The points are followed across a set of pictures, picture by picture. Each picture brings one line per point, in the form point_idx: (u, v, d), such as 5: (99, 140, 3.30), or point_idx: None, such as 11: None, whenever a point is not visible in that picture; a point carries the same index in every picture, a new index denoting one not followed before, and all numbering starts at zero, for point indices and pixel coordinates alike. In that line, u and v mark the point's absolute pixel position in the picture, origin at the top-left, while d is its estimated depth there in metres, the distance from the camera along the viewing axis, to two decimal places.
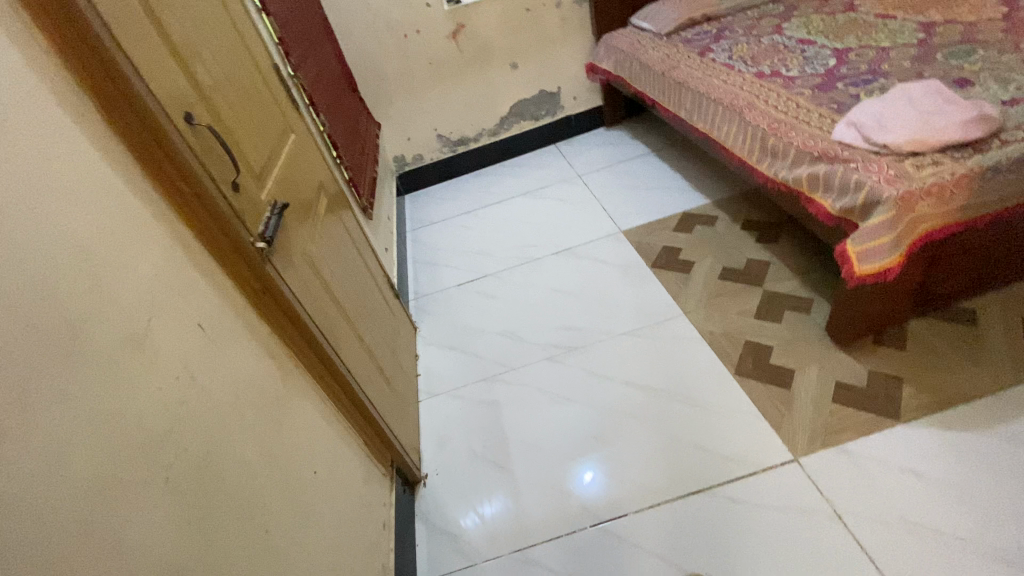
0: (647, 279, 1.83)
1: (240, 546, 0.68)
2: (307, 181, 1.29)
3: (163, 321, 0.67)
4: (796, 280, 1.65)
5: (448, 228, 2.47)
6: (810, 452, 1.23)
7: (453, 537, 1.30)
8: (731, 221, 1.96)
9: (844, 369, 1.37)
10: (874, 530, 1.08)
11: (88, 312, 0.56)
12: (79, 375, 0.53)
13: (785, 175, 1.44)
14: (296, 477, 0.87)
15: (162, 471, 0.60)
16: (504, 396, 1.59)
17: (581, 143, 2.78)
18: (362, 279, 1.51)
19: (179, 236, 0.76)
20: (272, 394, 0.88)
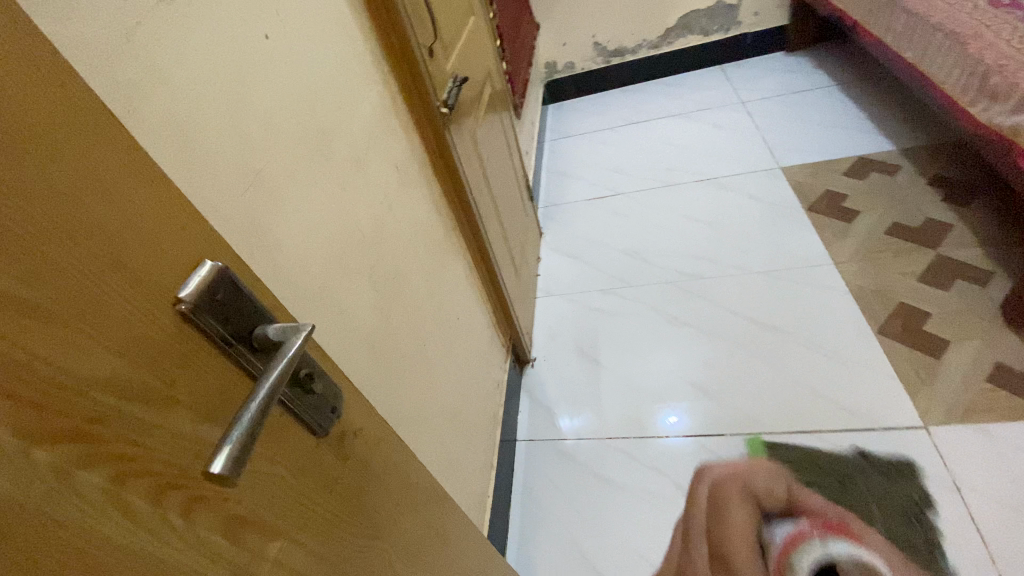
0: (796, 221, 1.70)
1: (406, 346, 0.82)
2: (480, 64, 1.36)
3: (374, 151, 0.79)
4: (980, 249, 1.44)
5: (590, 140, 2.45)
6: (943, 423, 1.14)
7: (550, 413, 1.43)
8: (917, 172, 1.72)
9: (1013, 350, 1.22)
10: (996, 511, 1.02)
11: (331, 125, 0.68)
12: (324, 173, 0.66)
13: (1001, 122, 1.21)
14: (444, 316, 1.01)
15: (366, 268, 0.73)
16: (619, 307, 1.64)
17: (752, 67, 2.52)
18: (506, 170, 1.59)
19: (388, 87, 0.87)
20: (435, 241, 1.01)
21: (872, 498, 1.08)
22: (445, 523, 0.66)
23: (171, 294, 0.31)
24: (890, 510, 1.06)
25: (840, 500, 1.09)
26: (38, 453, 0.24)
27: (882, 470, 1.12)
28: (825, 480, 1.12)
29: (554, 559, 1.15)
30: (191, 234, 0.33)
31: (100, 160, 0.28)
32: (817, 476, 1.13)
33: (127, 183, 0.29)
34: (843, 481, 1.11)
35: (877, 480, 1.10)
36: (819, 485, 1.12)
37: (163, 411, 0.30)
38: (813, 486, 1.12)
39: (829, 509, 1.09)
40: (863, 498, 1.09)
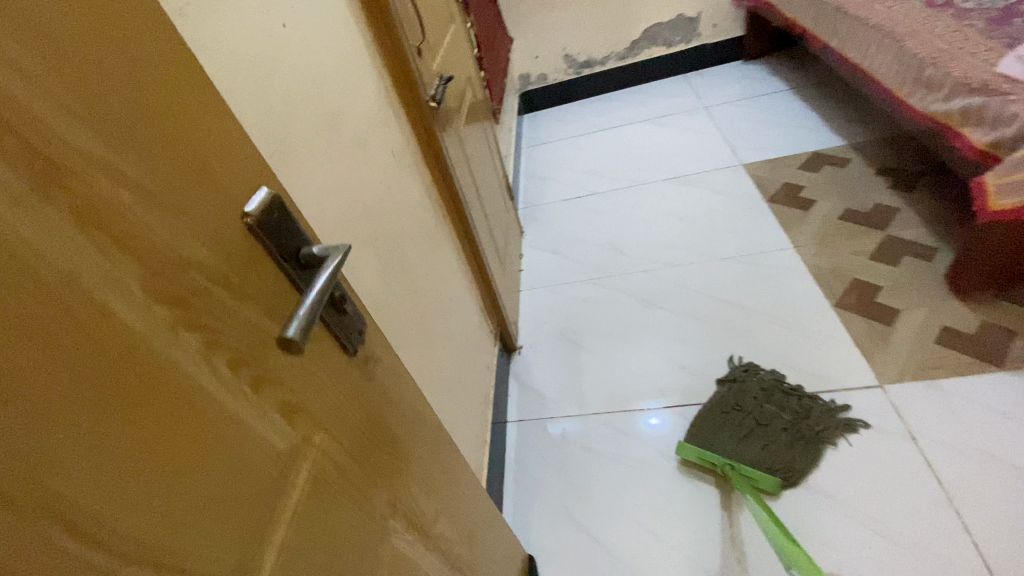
0: (758, 211, 1.83)
1: (406, 315, 0.89)
2: (461, 68, 1.45)
3: (373, 135, 0.87)
4: (923, 229, 1.58)
5: (564, 146, 2.57)
6: (897, 381, 1.25)
7: (538, 395, 1.50)
8: (865, 164, 1.87)
9: (955, 315, 1.34)
10: (947, 454, 1.12)
11: (336, 106, 0.76)
12: (332, 151, 0.73)
13: (934, 108, 1.36)
14: (438, 294, 1.07)
15: (370, 239, 0.80)
16: (599, 296, 1.73)
17: (712, 75, 2.69)
18: (489, 169, 1.68)
19: (383, 80, 0.95)
20: (428, 225, 1.08)
21: (758, 400, 1.28)
22: (450, 463, 0.72)
23: (239, 209, 0.38)
24: (775, 401, 1.27)
25: (749, 419, 1.25)
26: (155, 307, 0.30)
27: (740, 381, 1.34)
28: (731, 415, 1.26)
29: (548, 526, 1.22)
30: (252, 163, 0.39)
31: (197, 102, 0.35)
32: (726, 420, 1.26)
33: (214, 120, 0.36)
34: (736, 406, 1.28)
35: (746, 386, 1.32)
36: (733, 423, 1.25)
37: (235, 301, 0.36)
38: (733, 431, 1.24)
39: (758, 431, 1.22)
40: (755, 403, 1.28)
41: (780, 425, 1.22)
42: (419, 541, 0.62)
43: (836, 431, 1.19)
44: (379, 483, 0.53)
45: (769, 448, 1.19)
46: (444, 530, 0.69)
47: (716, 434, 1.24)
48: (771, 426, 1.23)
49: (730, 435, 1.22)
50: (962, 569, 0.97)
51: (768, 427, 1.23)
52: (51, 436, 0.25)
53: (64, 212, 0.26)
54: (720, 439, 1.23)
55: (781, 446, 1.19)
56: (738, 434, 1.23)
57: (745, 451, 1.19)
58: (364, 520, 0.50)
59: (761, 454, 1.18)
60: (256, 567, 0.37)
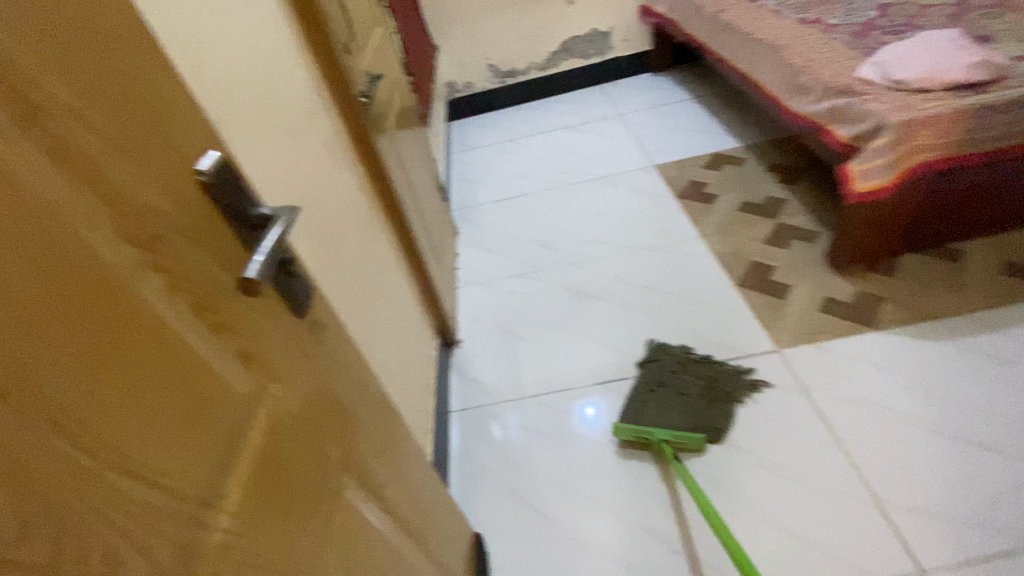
0: (672, 206, 2.00)
1: (347, 299, 0.91)
2: (389, 70, 1.49)
3: (304, 124, 0.89)
4: (808, 216, 1.81)
5: (492, 151, 2.65)
6: (791, 345, 1.43)
7: (479, 385, 1.54)
8: (758, 162, 2.11)
9: (835, 287, 1.55)
10: (834, 402, 1.29)
11: (270, 94, 0.78)
12: (268, 136, 0.75)
13: (809, 109, 1.58)
14: (377, 283, 1.10)
15: (309, 223, 0.82)
16: (533, 289, 1.82)
17: (626, 85, 2.89)
18: (421, 169, 1.72)
19: (313, 74, 0.98)
20: (364, 216, 1.11)
21: (676, 372, 1.40)
22: (399, 432, 0.75)
23: (191, 167, 0.41)
24: (691, 371, 1.40)
25: (672, 390, 1.36)
26: (122, 246, 0.33)
27: (659, 359, 1.45)
28: (654, 390, 1.36)
29: (495, 504, 1.27)
30: (202, 127, 0.42)
31: (150, 66, 0.38)
32: (650, 396, 1.36)
33: (167, 85, 0.39)
34: (657, 382, 1.38)
35: (663, 363, 1.43)
36: (659, 396, 1.35)
37: (194, 250, 0.39)
38: (657, 403, 1.33)
39: (682, 399, 1.33)
40: (674, 376, 1.39)
41: (698, 391, 1.34)
42: (374, 501, 0.64)
43: (744, 391, 1.35)
44: (336, 442, 0.55)
45: (692, 412, 1.30)
46: (396, 495, 0.71)
47: (646, 409, 1.33)
48: (691, 393, 1.34)
49: (659, 406, 1.31)
50: (850, 496, 1.13)
51: (689, 393, 1.34)
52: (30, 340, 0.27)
53: (36, 145, 0.29)
54: (650, 413, 1.31)
55: (703, 409, 1.30)
56: (665, 404, 1.32)
57: (674, 418, 1.28)
58: (323, 474, 0.52)
59: (686, 418, 1.29)
60: (222, 499, 0.39)
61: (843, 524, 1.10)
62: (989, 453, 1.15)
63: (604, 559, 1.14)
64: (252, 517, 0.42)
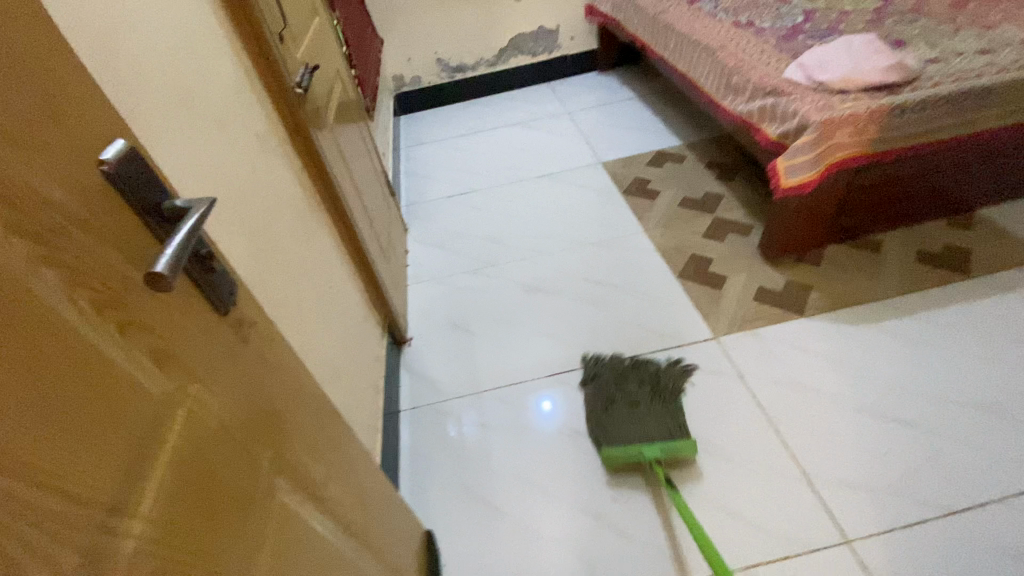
0: (618, 201, 2.05)
1: (283, 297, 0.88)
2: (329, 62, 1.45)
3: (232, 115, 0.85)
4: (743, 210, 1.91)
5: (441, 146, 2.63)
6: (728, 333, 1.50)
7: (429, 382, 1.53)
8: (698, 159, 2.19)
9: (768, 277, 1.64)
10: (767, 385, 1.37)
11: (192, 83, 0.74)
12: (191, 127, 0.72)
13: (741, 108, 1.66)
14: (318, 280, 1.07)
15: (238, 217, 0.79)
16: (483, 285, 1.82)
17: (574, 83, 2.94)
18: (366, 164, 1.69)
19: (243, 64, 0.94)
20: (302, 212, 1.07)
21: (620, 386, 1.39)
22: (340, 431, 0.73)
23: (93, 156, 0.38)
24: (633, 380, 1.39)
25: (625, 403, 1.34)
26: (11, 239, 0.31)
27: (597, 377, 1.43)
28: (610, 409, 1.33)
29: (446, 500, 1.27)
30: (106, 114, 0.40)
31: (47, 48, 0.35)
32: (609, 415, 1.32)
33: (67, 70, 0.37)
34: (605, 399, 1.35)
35: (603, 381, 1.41)
36: (619, 413, 1.31)
37: (96, 244, 0.37)
38: (624, 420, 1.29)
39: (641, 410, 1.31)
40: (619, 389, 1.38)
41: (648, 397, 1.34)
42: (312, 502, 0.62)
43: (682, 378, 1.40)
44: (267, 443, 0.54)
45: (658, 418, 1.28)
46: (338, 495, 0.69)
47: (620, 430, 1.27)
48: (642, 401, 1.33)
49: (626, 425, 1.28)
50: (780, 472, 1.20)
51: (643, 403, 1.32)
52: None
53: None
54: (627, 433, 1.26)
55: (665, 412, 1.29)
56: (629, 421, 1.29)
57: (650, 431, 1.25)
58: (253, 476, 0.50)
59: (661, 423, 1.27)
60: (135, 502, 0.37)
61: (776, 499, 1.17)
62: (903, 426, 1.25)
63: (556, 547, 1.16)
64: (171, 520, 0.40)
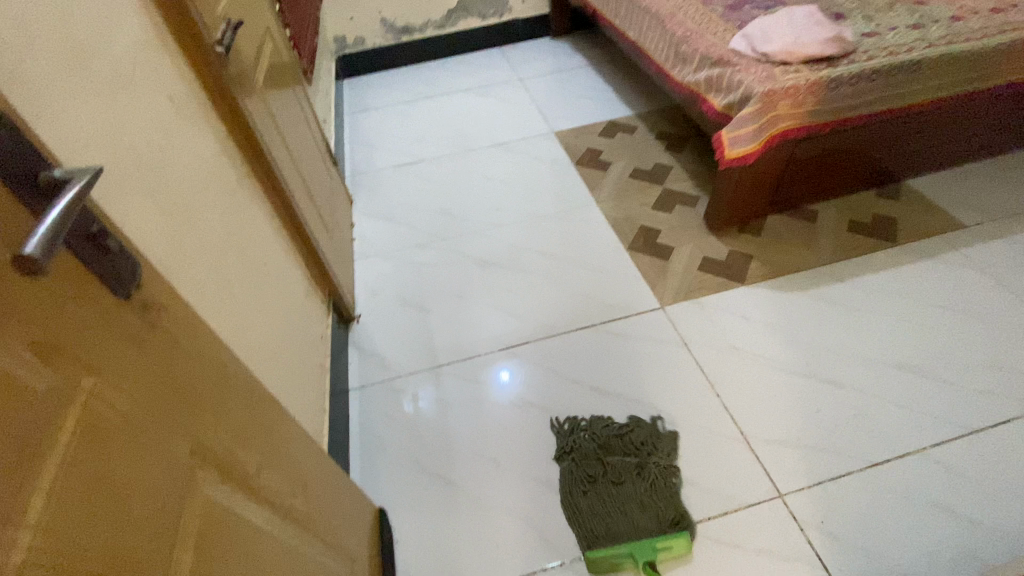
0: (569, 173, 2.04)
1: (207, 275, 0.82)
2: (257, 18, 1.33)
3: (139, 75, 0.77)
4: (691, 181, 1.94)
5: (388, 114, 2.52)
6: (674, 303, 1.54)
7: (378, 359, 1.50)
8: (649, 130, 2.20)
9: (712, 247, 1.69)
10: (710, 353, 1.42)
11: (86, 37, 0.66)
12: (86, 89, 0.64)
13: (689, 78, 1.66)
14: (250, 257, 1.01)
15: (148, 190, 0.72)
16: (433, 259, 1.78)
17: (526, 49, 2.86)
18: (305, 132, 1.58)
19: (150, 17, 0.85)
20: (229, 183, 1.00)
21: (602, 458, 1.23)
22: (276, 416, 0.70)
23: None
24: (616, 452, 1.24)
25: (608, 482, 1.20)
26: None
27: (574, 449, 1.25)
28: (592, 487, 1.19)
29: (396, 478, 1.26)
30: None
31: None
32: (591, 495, 1.18)
33: None
34: (586, 474, 1.21)
35: (583, 448, 1.25)
36: (601, 499, 1.17)
37: None
38: (608, 504, 1.16)
39: (626, 498, 1.17)
40: (599, 465, 1.22)
41: (634, 476, 1.19)
42: (243, 492, 0.59)
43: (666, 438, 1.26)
44: (185, 435, 0.50)
45: (647, 503, 1.15)
46: (273, 482, 0.66)
47: (605, 517, 1.14)
48: (628, 478, 1.19)
49: (611, 512, 1.15)
50: (721, 435, 1.26)
51: (628, 488, 1.18)
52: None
53: None
54: (613, 522, 1.13)
55: (653, 496, 1.16)
56: (614, 506, 1.15)
57: (638, 524, 1.12)
58: (168, 472, 0.46)
59: (650, 512, 1.14)
60: (15, 511, 0.33)
61: (717, 460, 1.22)
62: (832, 387, 1.33)
63: (508, 517, 1.18)
64: (68, 528, 0.36)
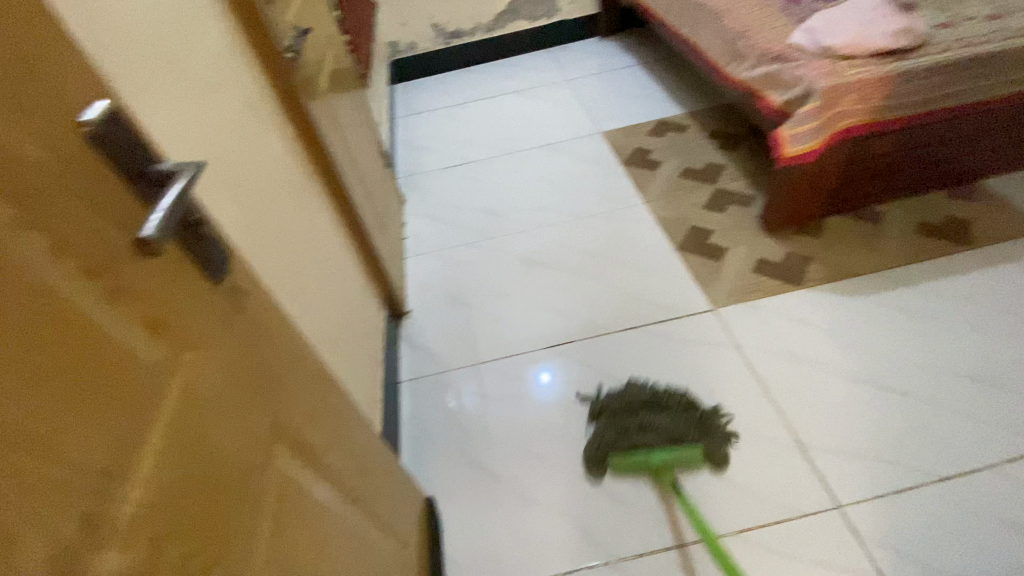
0: (618, 172, 2.03)
1: (279, 268, 0.87)
2: (321, 25, 1.40)
3: (221, 80, 0.83)
4: (745, 181, 1.88)
5: (438, 116, 2.58)
6: (727, 305, 1.50)
7: (428, 354, 1.54)
8: (701, 129, 2.15)
9: (767, 248, 1.63)
10: (765, 356, 1.37)
11: (178, 47, 0.72)
12: (178, 93, 0.70)
13: (745, 75, 1.62)
14: (314, 251, 1.06)
15: (231, 188, 0.78)
16: (481, 257, 1.81)
17: (574, 50, 2.86)
18: (362, 133, 1.65)
19: (230, 27, 0.91)
20: (296, 181, 1.06)
21: (631, 406, 1.29)
22: (341, 401, 0.73)
23: (73, 116, 0.37)
24: (641, 390, 1.32)
25: (631, 411, 1.28)
26: None
27: (606, 404, 1.31)
28: (617, 417, 1.27)
29: (444, 469, 1.29)
30: (84, 75, 0.38)
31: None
32: (616, 422, 1.26)
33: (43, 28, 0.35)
34: (612, 407, 1.30)
35: (611, 394, 1.33)
36: (628, 423, 1.25)
37: (85, 209, 0.36)
38: (631, 425, 1.25)
39: (649, 420, 1.25)
40: (629, 411, 1.28)
41: (656, 405, 1.28)
42: (312, 469, 0.63)
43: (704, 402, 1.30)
44: (265, 412, 0.54)
45: (667, 424, 1.23)
46: (337, 462, 0.70)
47: (629, 437, 1.22)
48: (649, 407, 1.28)
49: (633, 432, 1.23)
50: (776, 442, 1.22)
51: (651, 415, 1.26)
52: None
53: None
54: (634, 439, 1.22)
55: (678, 420, 1.24)
56: (636, 428, 1.24)
57: (660, 441, 1.21)
58: (251, 445, 0.50)
59: (670, 430, 1.22)
60: (134, 466, 0.37)
61: (771, 467, 1.19)
62: (897, 396, 1.26)
63: (553, 514, 1.19)
64: (169, 489, 0.40)
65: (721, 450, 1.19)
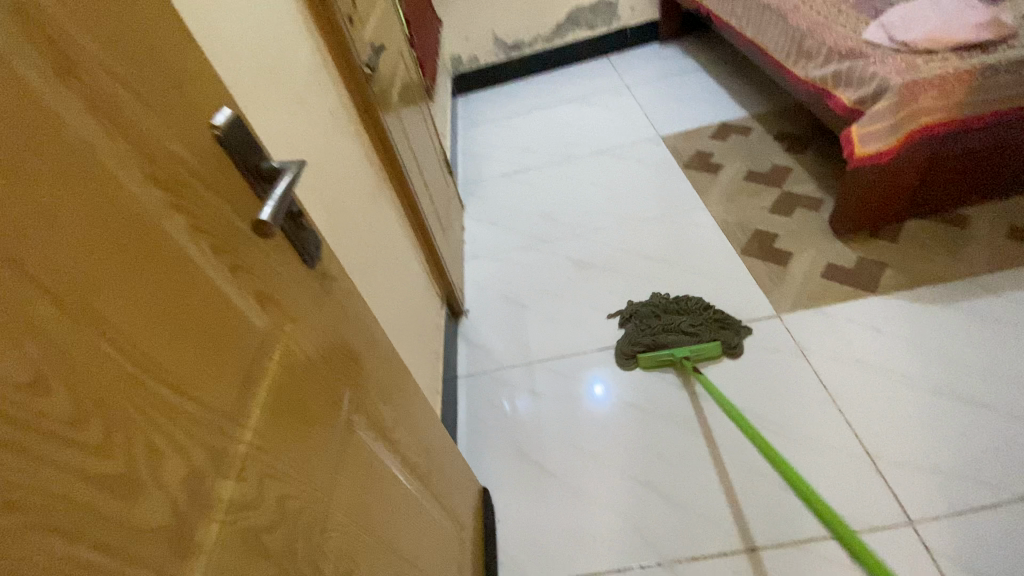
0: (677, 176, 2.01)
1: (357, 262, 0.95)
2: (392, 41, 1.50)
3: (310, 93, 0.92)
4: (813, 184, 1.81)
5: (497, 125, 2.66)
6: (791, 310, 1.46)
7: (485, 352, 1.59)
8: (765, 131, 2.10)
9: (837, 253, 1.57)
10: (832, 364, 1.32)
11: (277, 63, 0.81)
12: (277, 104, 0.79)
13: (814, 74, 1.57)
14: (385, 249, 1.14)
15: (318, 188, 0.86)
16: (537, 260, 1.85)
17: (633, 56, 2.86)
18: (427, 141, 1.74)
19: (317, 45, 1.01)
20: (371, 184, 1.14)
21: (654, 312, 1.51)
22: (408, 383, 0.79)
23: (207, 119, 0.44)
24: (664, 300, 1.53)
25: (656, 317, 1.49)
26: (153, 187, 0.38)
27: (634, 313, 1.52)
28: (643, 322, 1.49)
29: (501, 463, 1.33)
30: (213, 84, 0.46)
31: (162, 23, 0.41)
32: (644, 326, 1.47)
33: (185, 47, 0.43)
34: (639, 316, 1.51)
35: (637, 305, 1.54)
36: (654, 324, 1.47)
37: (216, 197, 0.44)
38: (656, 329, 1.46)
39: (674, 324, 1.46)
40: (653, 315, 1.50)
41: (678, 313, 1.49)
42: (383, 442, 0.69)
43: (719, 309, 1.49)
44: (346, 384, 0.60)
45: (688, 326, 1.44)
46: (405, 439, 0.76)
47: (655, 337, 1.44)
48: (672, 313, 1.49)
49: (658, 333, 1.45)
50: (844, 453, 1.17)
51: (675, 320, 1.47)
52: (75, 254, 0.31)
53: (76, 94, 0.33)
54: (660, 338, 1.43)
55: (697, 320, 1.45)
56: (660, 330, 1.45)
57: (682, 337, 1.42)
58: (334, 412, 0.57)
59: (692, 332, 1.43)
60: (246, 415, 0.44)
61: (838, 478, 1.14)
62: (984, 411, 1.17)
63: (607, 511, 1.19)
64: (271, 439, 0.46)
65: (733, 339, 1.40)
